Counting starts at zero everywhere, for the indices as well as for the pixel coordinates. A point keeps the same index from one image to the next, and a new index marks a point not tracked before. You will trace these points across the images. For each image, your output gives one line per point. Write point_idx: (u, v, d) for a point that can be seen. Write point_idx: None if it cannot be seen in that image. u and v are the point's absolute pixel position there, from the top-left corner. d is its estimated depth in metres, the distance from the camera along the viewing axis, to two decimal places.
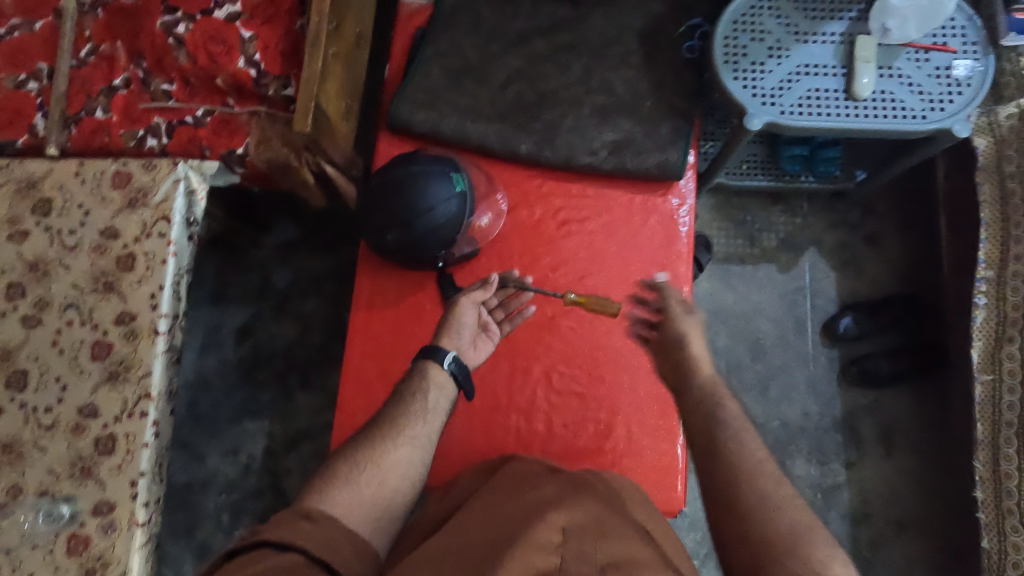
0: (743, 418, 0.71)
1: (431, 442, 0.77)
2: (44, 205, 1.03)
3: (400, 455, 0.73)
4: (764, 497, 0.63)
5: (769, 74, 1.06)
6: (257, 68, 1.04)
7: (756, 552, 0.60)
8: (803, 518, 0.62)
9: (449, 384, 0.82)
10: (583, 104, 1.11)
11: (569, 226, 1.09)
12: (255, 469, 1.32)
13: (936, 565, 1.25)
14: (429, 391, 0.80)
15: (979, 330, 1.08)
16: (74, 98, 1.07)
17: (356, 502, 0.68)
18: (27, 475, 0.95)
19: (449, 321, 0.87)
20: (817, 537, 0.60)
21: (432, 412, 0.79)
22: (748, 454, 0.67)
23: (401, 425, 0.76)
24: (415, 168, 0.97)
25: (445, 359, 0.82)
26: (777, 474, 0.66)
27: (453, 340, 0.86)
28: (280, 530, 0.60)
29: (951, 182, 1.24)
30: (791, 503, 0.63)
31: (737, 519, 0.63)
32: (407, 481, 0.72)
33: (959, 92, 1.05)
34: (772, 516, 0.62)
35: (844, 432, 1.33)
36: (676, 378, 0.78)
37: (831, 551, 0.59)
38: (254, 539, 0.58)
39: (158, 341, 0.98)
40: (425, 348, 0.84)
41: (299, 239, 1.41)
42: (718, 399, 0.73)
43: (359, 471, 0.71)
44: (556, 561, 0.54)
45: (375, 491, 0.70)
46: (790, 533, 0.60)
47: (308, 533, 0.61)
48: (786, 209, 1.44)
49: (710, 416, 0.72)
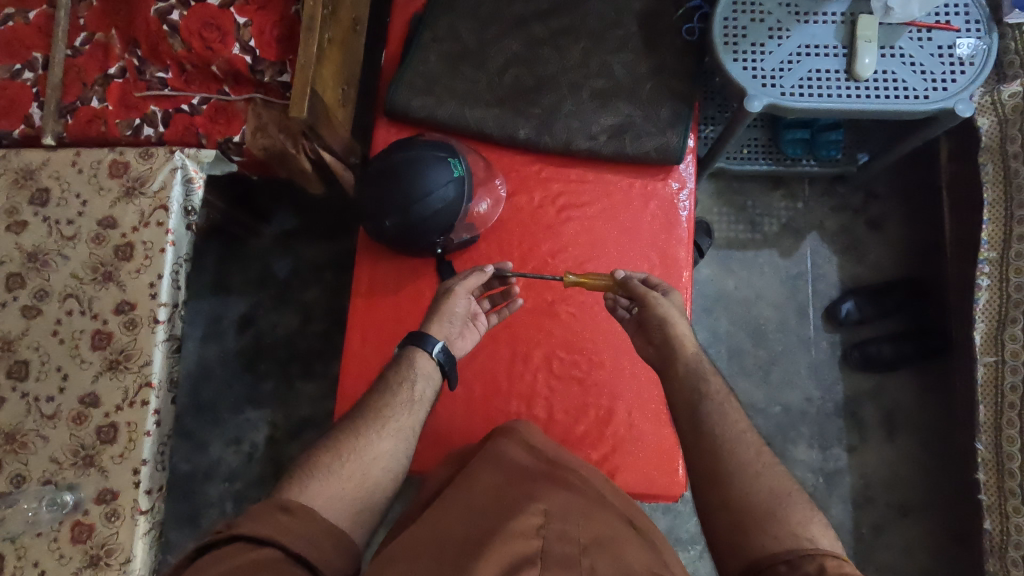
0: (726, 393, 0.71)
1: (415, 433, 0.74)
2: (42, 194, 1.03)
3: (383, 447, 0.71)
4: (742, 463, 0.64)
5: (769, 55, 1.05)
6: (252, 54, 1.03)
7: (736, 515, 0.61)
8: (781, 483, 0.62)
9: (436, 374, 0.80)
10: (582, 88, 1.10)
11: (568, 212, 1.08)
12: (258, 457, 1.33)
13: (938, 547, 1.26)
14: (416, 381, 0.77)
15: (983, 312, 1.08)
16: (70, 87, 1.07)
17: (337, 494, 0.66)
18: (30, 464, 0.95)
19: (442, 304, 0.83)
20: (795, 502, 0.61)
21: (417, 404, 0.76)
22: (729, 424, 0.67)
23: (385, 417, 0.73)
24: (412, 152, 0.96)
25: (433, 349, 0.79)
26: (759, 446, 0.66)
27: (443, 327, 0.82)
28: (257, 524, 0.58)
29: (954, 164, 1.23)
30: (772, 471, 0.64)
31: (720, 489, 0.63)
32: (389, 474, 0.70)
33: (962, 71, 1.03)
34: (752, 479, 0.63)
35: (845, 417, 1.33)
36: (660, 360, 0.77)
37: (809, 514, 0.60)
38: (227, 533, 0.57)
39: (158, 329, 0.98)
40: (413, 334, 0.80)
41: (299, 228, 1.41)
42: (703, 375, 0.72)
43: (341, 462, 0.68)
44: (537, 545, 0.54)
45: (356, 483, 0.67)
46: (768, 499, 0.61)
47: (286, 528, 0.59)
48: (787, 194, 1.43)
49: (695, 396, 0.70)
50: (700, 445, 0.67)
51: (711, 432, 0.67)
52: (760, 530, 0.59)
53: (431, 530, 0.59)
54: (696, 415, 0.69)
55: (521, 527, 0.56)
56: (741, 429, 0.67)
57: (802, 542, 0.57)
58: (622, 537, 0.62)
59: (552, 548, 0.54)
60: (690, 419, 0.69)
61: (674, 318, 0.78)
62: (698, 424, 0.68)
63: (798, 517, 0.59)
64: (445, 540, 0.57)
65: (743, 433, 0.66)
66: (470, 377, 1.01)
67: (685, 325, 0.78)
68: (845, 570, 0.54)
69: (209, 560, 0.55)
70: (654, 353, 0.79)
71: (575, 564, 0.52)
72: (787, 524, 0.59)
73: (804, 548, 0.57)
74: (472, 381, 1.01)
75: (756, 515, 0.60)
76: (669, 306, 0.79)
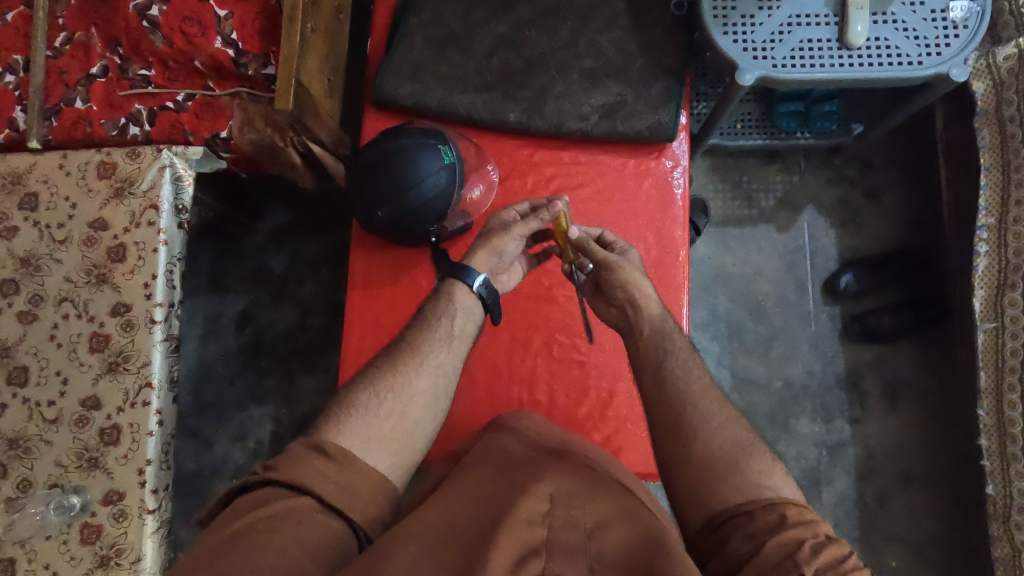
0: (689, 350, 0.73)
1: (454, 371, 0.75)
2: (31, 199, 1.02)
3: (423, 385, 0.72)
4: (705, 417, 0.65)
5: (760, 26, 1.03)
6: (235, 47, 1.02)
7: (702, 467, 0.62)
8: (742, 434, 0.64)
9: (476, 309, 0.80)
10: (571, 68, 1.08)
11: (562, 195, 1.07)
12: (264, 453, 1.33)
13: (943, 513, 1.26)
14: (454, 316, 0.77)
15: (982, 279, 1.07)
16: (53, 89, 1.06)
17: (374, 435, 0.66)
18: (36, 469, 0.96)
19: (493, 237, 0.81)
20: (757, 452, 0.63)
21: (456, 339, 0.76)
22: (692, 379, 0.69)
23: (424, 353, 0.74)
24: (401, 142, 0.95)
25: (474, 282, 0.79)
26: (721, 400, 0.67)
27: (489, 260, 0.81)
28: (293, 470, 0.60)
29: (950, 131, 1.21)
30: (733, 424, 0.65)
31: (684, 442, 0.64)
32: (428, 412, 0.71)
33: (956, 34, 1.02)
34: (714, 431, 0.64)
35: (847, 389, 1.33)
36: (625, 321, 0.77)
37: (770, 463, 0.62)
38: (267, 477, 0.59)
39: (155, 330, 0.98)
40: (455, 267, 0.80)
41: (293, 223, 1.40)
42: (668, 335, 0.73)
43: (378, 401, 0.69)
44: (543, 533, 0.55)
45: (395, 422, 0.68)
46: (730, 451, 0.62)
47: (323, 472, 0.60)
48: (783, 167, 1.42)
49: (660, 353, 0.72)
50: (667, 400, 0.67)
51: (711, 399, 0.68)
52: (723, 483, 0.60)
53: (435, 515, 0.59)
54: (659, 370, 0.70)
55: (527, 513, 0.57)
56: (704, 385, 0.68)
57: (764, 491, 0.59)
58: (628, 514, 0.63)
59: (558, 536, 0.55)
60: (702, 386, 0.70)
61: (637, 281, 0.77)
62: (670, 378, 0.69)
63: (759, 467, 0.61)
64: (454, 527, 0.57)
65: (704, 388, 0.68)
66: (471, 365, 1.01)
67: (647, 282, 0.78)
68: (804, 517, 0.56)
69: (251, 500, 0.58)
70: (617, 315, 0.79)
71: (580, 550, 0.54)
72: (749, 475, 0.60)
73: (765, 497, 0.58)
74: (473, 369, 1.01)
75: (720, 468, 0.61)
76: (631, 268, 0.78)
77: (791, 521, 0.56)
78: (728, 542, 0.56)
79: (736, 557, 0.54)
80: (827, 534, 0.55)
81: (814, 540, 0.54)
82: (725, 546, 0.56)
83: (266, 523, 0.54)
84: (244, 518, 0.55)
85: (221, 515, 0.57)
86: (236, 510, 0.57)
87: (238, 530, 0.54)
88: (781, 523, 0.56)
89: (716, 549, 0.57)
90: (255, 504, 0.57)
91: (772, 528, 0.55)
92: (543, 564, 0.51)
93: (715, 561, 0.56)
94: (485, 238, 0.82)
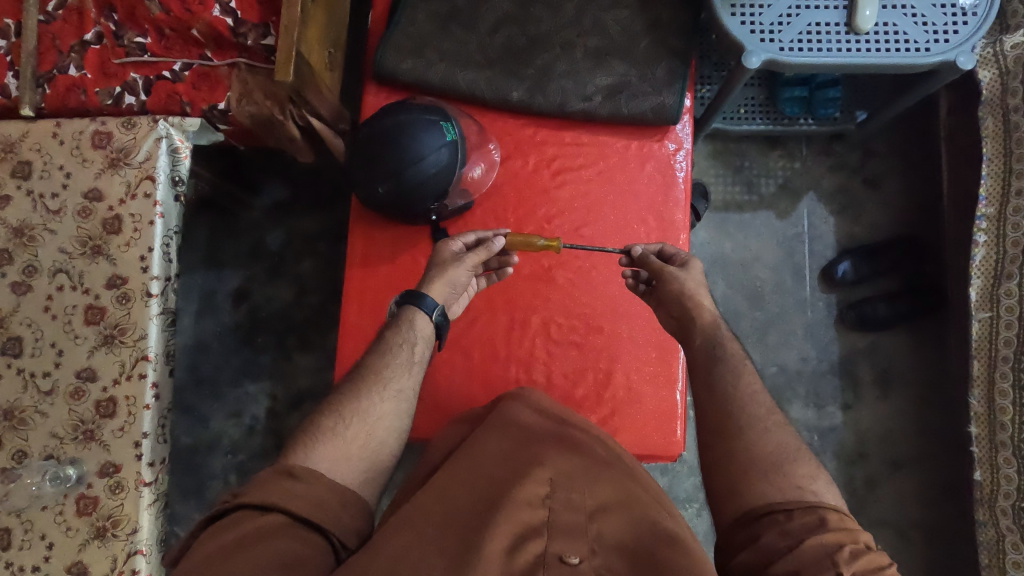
0: (740, 355, 0.72)
1: (414, 394, 0.76)
2: (24, 167, 1.00)
3: (386, 408, 0.72)
4: (754, 417, 0.66)
5: (769, 8, 1.02)
6: (234, 16, 1.00)
7: (742, 464, 0.62)
8: (787, 438, 0.64)
9: (431, 333, 0.80)
10: (576, 47, 1.07)
11: (564, 175, 1.06)
12: (259, 430, 1.33)
13: (930, 498, 1.29)
14: (416, 343, 0.77)
15: (978, 269, 1.08)
16: (46, 55, 1.03)
17: (341, 454, 0.67)
18: (31, 440, 0.95)
19: (448, 270, 0.81)
20: (802, 457, 0.63)
21: (416, 365, 0.77)
22: (742, 384, 0.69)
23: (386, 378, 0.74)
24: (403, 119, 0.94)
25: (432, 310, 0.79)
26: (770, 405, 0.67)
27: (445, 291, 0.81)
28: (261, 492, 0.60)
29: (953, 119, 1.21)
30: (779, 428, 0.65)
31: (729, 441, 0.64)
32: (394, 434, 0.72)
33: (965, 21, 1.01)
34: (760, 432, 0.64)
35: (841, 375, 1.34)
36: (682, 332, 0.78)
37: (815, 469, 0.62)
38: (234, 502, 0.59)
39: (152, 304, 0.97)
40: (409, 292, 0.80)
41: (290, 199, 1.38)
42: (720, 341, 0.73)
43: (344, 424, 0.69)
44: (543, 514, 0.57)
45: (361, 444, 0.69)
46: (774, 453, 0.63)
47: (291, 492, 0.60)
48: (784, 153, 1.42)
49: (715, 357, 0.71)
50: (714, 398, 0.68)
51: (724, 390, 0.68)
52: (765, 481, 0.61)
53: (437, 497, 0.60)
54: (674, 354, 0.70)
55: (527, 496, 0.59)
56: (753, 390, 0.68)
57: (806, 494, 0.59)
58: (626, 496, 0.63)
59: (557, 519, 0.57)
60: (706, 379, 0.70)
61: (694, 290, 0.77)
62: (711, 381, 0.69)
63: (802, 471, 0.61)
64: (452, 510, 0.58)
65: (755, 392, 0.68)
66: (469, 345, 1.01)
67: (703, 292, 0.78)
68: (846, 524, 0.57)
69: (216, 529, 0.57)
70: (675, 325, 0.79)
71: (580, 532, 0.56)
72: (793, 477, 0.61)
73: (805, 499, 0.59)
74: (472, 349, 1.01)
75: (765, 466, 0.62)
76: (687, 275, 0.79)
77: (830, 525, 0.56)
78: (761, 536, 0.57)
79: (773, 550, 0.55)
80: (867, 543, 0.55)
81: (852, 545, 0.54)
82: (759, 539, 0.57)
83: (236, 547, 0.54)
84: (214, 543, 0.55)
85: (194, 545, 0.57)
86: (203, 540, 0.56)
87: (211, 561, 0.53)
88: (821, 525, 0.56)
89: (749, 541, 0.58)
90: (226, 528, 0.57)
91: (810, 529, 0.56)
92: (542, 544, 0.53)
93: (748, 551, 0.57)
94: (439, 268, 0.81)
